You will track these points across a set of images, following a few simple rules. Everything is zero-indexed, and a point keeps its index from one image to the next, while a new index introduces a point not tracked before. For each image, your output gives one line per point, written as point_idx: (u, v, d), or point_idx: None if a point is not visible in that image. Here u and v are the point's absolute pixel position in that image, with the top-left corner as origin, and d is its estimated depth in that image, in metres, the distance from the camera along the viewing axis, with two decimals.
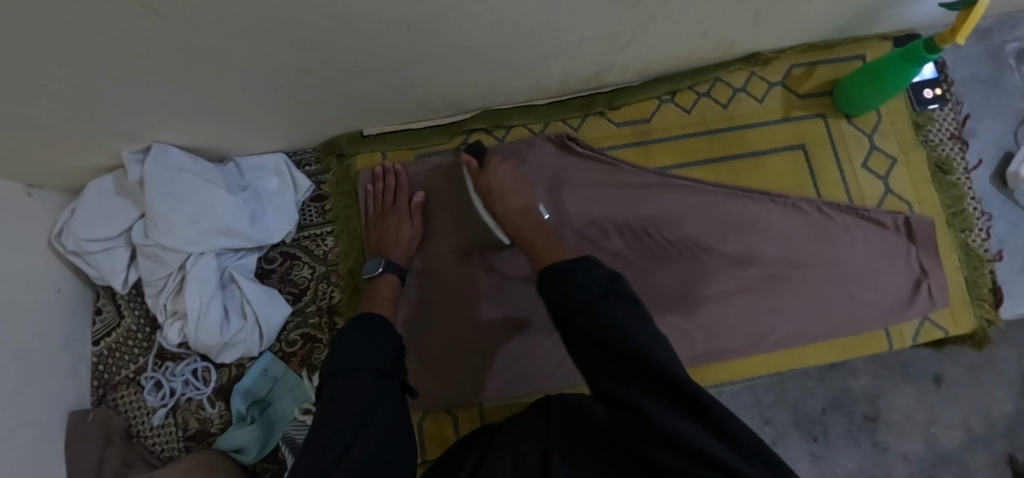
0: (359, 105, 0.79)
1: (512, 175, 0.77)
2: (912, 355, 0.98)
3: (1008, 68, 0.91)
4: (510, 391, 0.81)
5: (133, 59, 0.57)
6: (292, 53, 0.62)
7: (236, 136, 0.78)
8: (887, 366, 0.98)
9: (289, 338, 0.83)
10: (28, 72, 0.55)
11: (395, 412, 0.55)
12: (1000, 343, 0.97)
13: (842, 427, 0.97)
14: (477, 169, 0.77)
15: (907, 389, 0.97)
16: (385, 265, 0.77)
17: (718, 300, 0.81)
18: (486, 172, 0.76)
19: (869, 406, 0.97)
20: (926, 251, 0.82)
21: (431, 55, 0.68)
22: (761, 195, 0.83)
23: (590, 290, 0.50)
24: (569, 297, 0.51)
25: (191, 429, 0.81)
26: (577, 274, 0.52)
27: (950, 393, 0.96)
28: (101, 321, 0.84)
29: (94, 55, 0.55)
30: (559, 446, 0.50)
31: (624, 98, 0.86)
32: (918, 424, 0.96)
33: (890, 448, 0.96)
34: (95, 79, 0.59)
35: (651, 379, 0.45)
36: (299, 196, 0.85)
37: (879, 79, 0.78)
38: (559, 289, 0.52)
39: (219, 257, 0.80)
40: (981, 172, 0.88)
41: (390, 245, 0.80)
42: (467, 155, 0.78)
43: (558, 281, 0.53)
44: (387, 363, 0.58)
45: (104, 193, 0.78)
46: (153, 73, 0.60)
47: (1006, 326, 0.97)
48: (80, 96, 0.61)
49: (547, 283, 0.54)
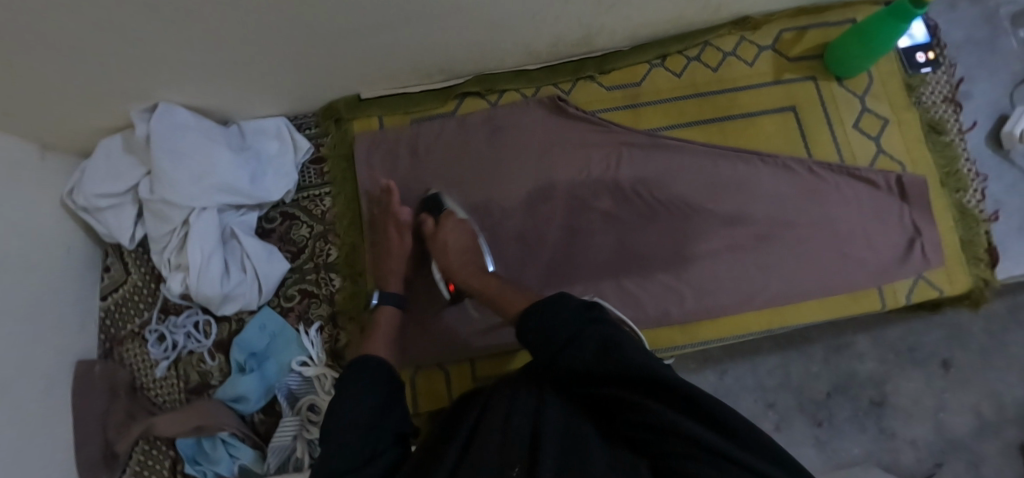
0: (356, 68, 0.81)
1: (465, 238, 0.78)
2: (918, 338, 0.96)
3: (1003, 32, 0.91)
4: (503, 346, 0.82)
5: (140, 18, 0.59)
6: (291, 15, 0.64)
7: (240, 98, 0.81)
8: (894, 349, 0.96)
9: (287, 293, 0.86)
10: (35, 30, 0.57)
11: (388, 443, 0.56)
12: (1010, 326, 0.95)
13: (847, 411, 0.95)
14: (430, 229, 0.79)
15: (914, 374, 0.95)
16: (382, 296, 0.77)
17: (707, 258, 0.82)
18: (439, 229, 0.78)
19: (876, 391, 0.95)
20: (919, 209, 0.83)
21: (426, 15, 0.70)
22: (750, 155, 0.84)
23: (573, 324, 0.57)
24: (555, 329, 0.57)
25: (192, 382, 0.84)
26: (557, 311, 0.59)
27: (960, 378, 0.95)
28: (110, 278, 0.88)
29: (105, 16, 0.58)
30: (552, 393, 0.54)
31: (614, 62, 0.88)
32: (926, 410, 0.94)
33: (898, 434, 0.94)
34: (106, 39, 0.62)
35: (660, 390, 0.51)
36: (298, 158, 0.88)
37: (868, 39, 0.79)
38: (544, 328, 0.58)
39: (221, 214, 0.83)
40: (976, 133, 0.88)
41: (386, 258, 0.81)
42: (423, 213, 0.81)
43: (540, 313, 0.60)
44: (378, 403, 0.58)
45: (113, 151, 0.81)
46: (158, 32, 0.62)
47: (1015, 308, 0.96)
48: (94, 59, 0.65)
49: (531, 326, 0.60)
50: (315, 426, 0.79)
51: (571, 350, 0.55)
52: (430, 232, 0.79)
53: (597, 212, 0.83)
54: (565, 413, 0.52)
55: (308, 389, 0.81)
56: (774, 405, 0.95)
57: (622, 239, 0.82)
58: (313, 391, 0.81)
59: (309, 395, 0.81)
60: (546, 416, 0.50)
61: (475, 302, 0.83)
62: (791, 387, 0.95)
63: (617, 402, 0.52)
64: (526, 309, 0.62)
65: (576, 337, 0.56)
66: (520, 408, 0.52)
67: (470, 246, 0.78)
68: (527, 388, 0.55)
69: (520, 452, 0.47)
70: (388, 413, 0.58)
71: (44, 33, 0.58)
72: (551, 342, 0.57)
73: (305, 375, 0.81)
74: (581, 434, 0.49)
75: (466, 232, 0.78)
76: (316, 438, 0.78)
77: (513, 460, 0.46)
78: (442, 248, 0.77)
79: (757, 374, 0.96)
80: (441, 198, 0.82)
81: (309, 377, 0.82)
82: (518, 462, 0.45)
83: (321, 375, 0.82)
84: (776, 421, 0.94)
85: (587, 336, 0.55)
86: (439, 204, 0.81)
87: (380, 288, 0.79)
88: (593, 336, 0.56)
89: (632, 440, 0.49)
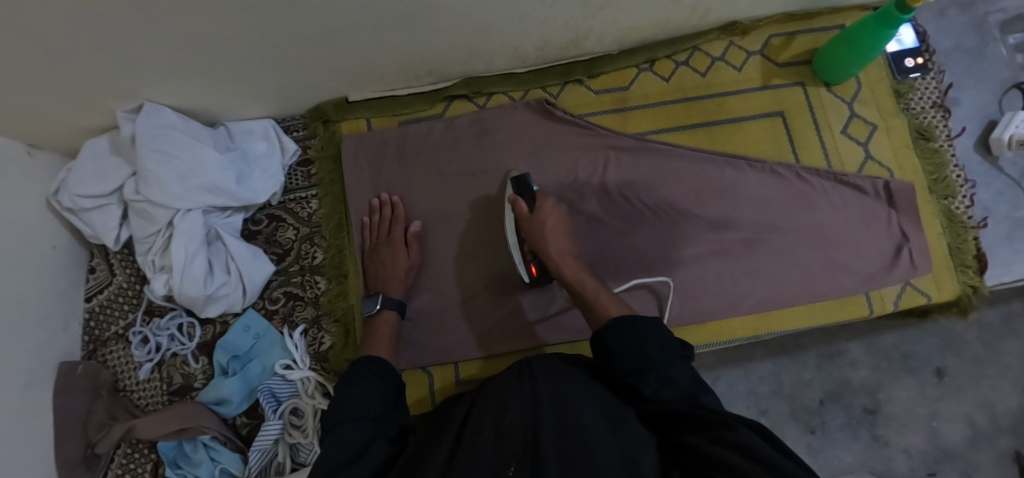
0: (344, 70, 0.81)
1: (563, 221, 0.77)
2: (912, 346, 0.95)
3: (992, 39, 0.91)
4: (489, 348, 0.82)
5: (123, 21, 0.59)
6: (276, 16, 0.64)
7: (229, 100, 0.81)
8: (887, 357, 0.95)
9: (273, 295, 0.85)
10: (15, 33, 0.57)
11: (380, 445, 0.57)
12: (1004, 335, 0.94)
13: (841, 419, 0.94)
14: (525, 212, 0.77)
15: (907, 382, 0.94)
16: (383, 302, 0.77)
17: (695, 262, 0.81)
18: (536, 214, 0.76)
19: (869, 398, 0.94)
20: (906, 215, 0.82)
21: (411, 18, 0.70)
22: (739, 160, 0.84)
23: (668, 351, 0.59)
24: (643, 351, 0.58)
25: (175, 384, 0.83)
26: (655, 334, 0.60)
27: (952, 386, 0.94)
28: (95, 279, 0.87)
29: (86, 17, 0.57)
30: (546, 396, 0.54)
31: (602, 66, 0.88)
32: (919, 419, 0.93)
33: (891, 442, 0.93)
34: (89, 42, 0.62)
35: (734, 417, 0.52)
36: (286, 160, 0.88)
37: (856, 45, 0.79)
38: (636, 341, 0.59)
39: (207, 215, 0.82)
40: (964, 139, 0.88)
41: (387, 279, 0.79)
42: (514, 196, 0.78)
43: (633, 333, 0.60)
44: (383, 409, 0.61)
45: (99, 152, 0.81)
46: (141, 34, 0.62)
47: (1011, 316, 0.95)
48: (79, 59, 0.64)
49: (621, 331, 0.61)
50: (297, 430, 0.79)
51: (654, 379, 0.57)
52: (526, 216, 0.76)
53: (584, 215, 0.83)
54: (559, 411, 0.52)
55: (292, 393, 0.81)
56: (767, 412, 0.94)
57: (609, 245, 0.82)
58: (297, 394, 0.81)
59: (293, 399, 0.80)
60: (544, 414, 0.51)
61: (461, 305, 0.83)
62: (784, 393, 0.95)
63: (677, 418, 0.54)
64: (623, 318, 0.63)
65: (668, 365, 0.58)
66: (515, 400, 0.55)
67: (567, 231, 0.77)
68: (534, 386, 0.56)
69: (519, 447, 0.48)
70: (392, 413, 0.62)
71: (24, 34, 0.58)
72: (639, 361, 0.58)
73: (288, 378, 0.81)
74: (600, 431, 0.50)
75: (561, 216, 0.78)
76: (300, 441, 0.78)
77: (508, 457, 0.47)
78: (541, 228, 0.75)
79: (749, 380, 0.95)
80: (531, 180, 0.80)
81: (293, 381, 0.81)
82: (515, 459, 0.47)
83: (304, 378, 0.81)
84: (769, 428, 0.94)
85: (678, 366, 0.58)
86: (529, 186, 0.80)
87: (382, 292, 0.78)
88: (677, 373, 0.57)
89: (678, 443, 0.51)
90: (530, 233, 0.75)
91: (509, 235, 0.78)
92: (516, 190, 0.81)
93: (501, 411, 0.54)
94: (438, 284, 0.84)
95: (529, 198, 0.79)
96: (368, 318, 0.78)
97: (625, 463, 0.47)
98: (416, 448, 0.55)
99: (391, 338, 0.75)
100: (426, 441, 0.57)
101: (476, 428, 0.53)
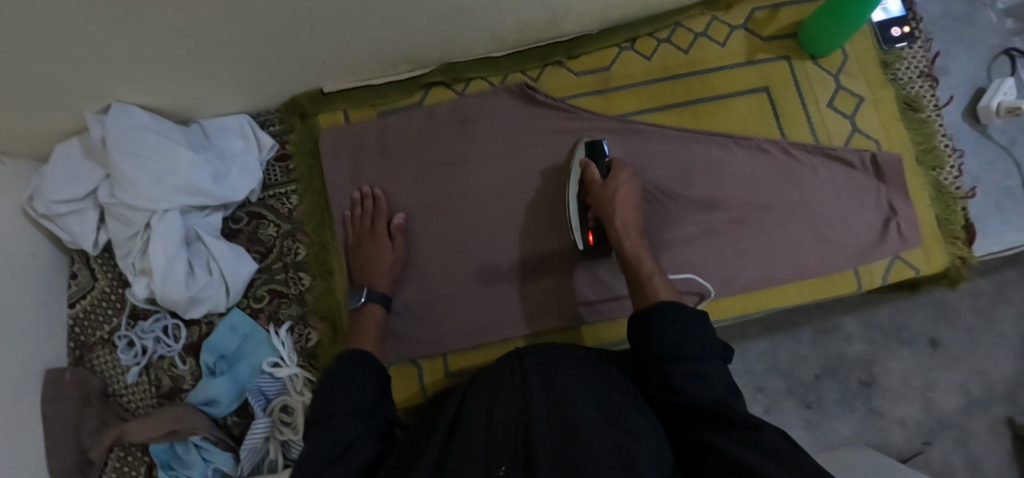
0: (318, 61, 0.79)
1: (633, 195, 0.75)
2: (907, 318, 0.95)
3: (981, 5, 0.89)
4: (476, 340, 0.81)
5: (84, 23, 0.58)
6: (244, 10, 0.63)
7: (200, 97, 0.79)
8: (881, 330, 0.95)
9: (256, 294, 0.85)
10: None
11: (366, 442, 0.56)
12: (998, 303, 0.94)
13: (837, 392, 0.94)
14: (596, 178, 0.76)
15: (902, 354, 0.94)
16: (368, 295, 0.76)
17: (683, 244, 0.81)
18: (611, 180, 0.75)
19: (864, 371, 0.94)
20: (895, 188, 0.81)
21: (382, 5, 0.68)
22: (724, 138, 0.83)
23: (701, 349, 0.58)
24: (684, 343, 0.59)
25: (164, 386, 0.83)
26: (696, 332, 0.59)
27: (947, 356, 0.94)
28: (76, 285, 0.86)
29: (39, 20, 0.55)
30: (539, 393, 0.54)
31: (582, 47, 0.87)
32: (914, 389, 0.94)
33: (887, 413, 0.93)
34: (52, 47, 0.60)
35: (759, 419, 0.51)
36: (263, 155, 0.86)
37: (841, 16, 0.76)
38: (677, 328, 0.60)
39: (185, 215, 0.80)
40: (953, 108, 0.87)
41: (372, 274, 0.79)
42: (586, 159, 0.78)
43: (676, 324, 0.60)
44: (368, 406, 0.60)
45: (71, 156, 0.79)
46: (106, 37, 0.61)
47: (1005, 284, 0.94)
48: (40, 64, 0.62)
49: (664, 319, 0.61)
50: (287, 427, 0.79)
51: (683, 372, 0.57)
52: (598, 182, 0.75)
53: None
54: (552, 407, 0.52)
55: (280, 390, 0.81)
56: (763, 389, 0.95)
57: None
58: (286, 392, 0.81)
59: (281, 396, 0.80)
60: (535, 410, 0.50)
61: (451, 297, 0.82)
62: (779, 370, 0.95)
63: (695, 415, 0.53)
64: (666, 303, 0.63)
65: (703, 362, 0.58)
66: (503, 397, 0.55)
67: (636, 206, 0.75)
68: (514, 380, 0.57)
69: (509, 443, 0.47)
70: (378, 404, 0.62)
71: None
72: (677, 349, 0.58)
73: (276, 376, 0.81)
74: (596, 428, 0.50)
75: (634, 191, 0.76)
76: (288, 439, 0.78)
77: (499, 454, 0.46)
78: (612, 197, 0.73)
79: (746, 359, 0.95)
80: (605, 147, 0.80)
81: (281, 378, 0.81)
82: (507, 457, 0.46)
83: (291, 375, 0.81)
84: (765, 404, 0.95)
85: (709, 365, 0.57)
86: (602, 153, 0.79)
87: (367, 286, 0.77)
88: (706, 373, 0.57)
89: (693, 438, 0.51)
90: (596, 199, 0.74)
91: (572, 203, 0.77)
92: (588, 155, 0.80)
93: (489, 408, 0.54)
94: (423, 275, 0.83)
95: (603, 166, 0.78)
96: (354, 312, 0.77)
97: (618, 457, 0.46)
98: (408, 444, 0.55)
99: (376, 331, 0.74)
100: (417, 439, 0.56)
101: (466, 422, 0.53)
